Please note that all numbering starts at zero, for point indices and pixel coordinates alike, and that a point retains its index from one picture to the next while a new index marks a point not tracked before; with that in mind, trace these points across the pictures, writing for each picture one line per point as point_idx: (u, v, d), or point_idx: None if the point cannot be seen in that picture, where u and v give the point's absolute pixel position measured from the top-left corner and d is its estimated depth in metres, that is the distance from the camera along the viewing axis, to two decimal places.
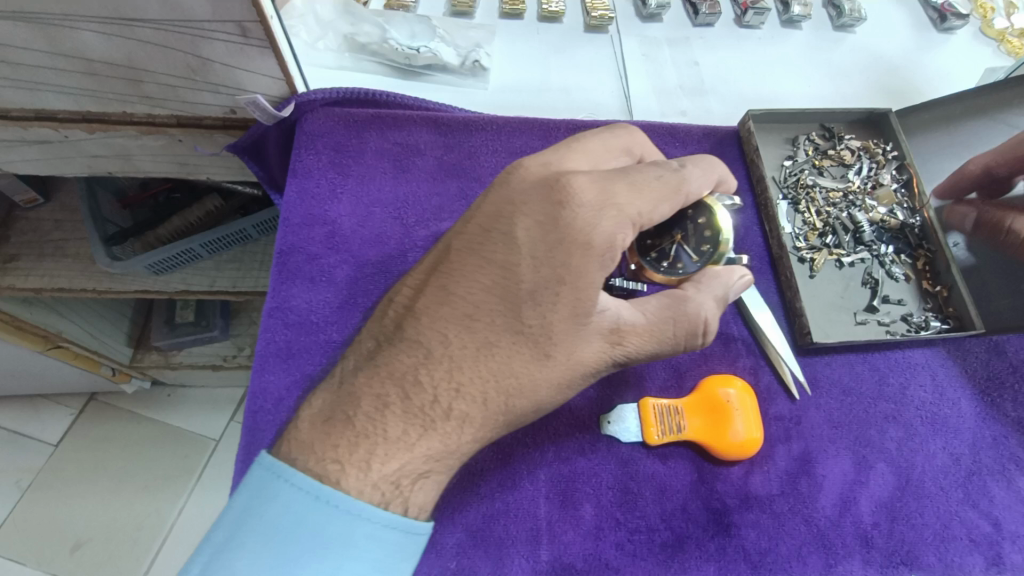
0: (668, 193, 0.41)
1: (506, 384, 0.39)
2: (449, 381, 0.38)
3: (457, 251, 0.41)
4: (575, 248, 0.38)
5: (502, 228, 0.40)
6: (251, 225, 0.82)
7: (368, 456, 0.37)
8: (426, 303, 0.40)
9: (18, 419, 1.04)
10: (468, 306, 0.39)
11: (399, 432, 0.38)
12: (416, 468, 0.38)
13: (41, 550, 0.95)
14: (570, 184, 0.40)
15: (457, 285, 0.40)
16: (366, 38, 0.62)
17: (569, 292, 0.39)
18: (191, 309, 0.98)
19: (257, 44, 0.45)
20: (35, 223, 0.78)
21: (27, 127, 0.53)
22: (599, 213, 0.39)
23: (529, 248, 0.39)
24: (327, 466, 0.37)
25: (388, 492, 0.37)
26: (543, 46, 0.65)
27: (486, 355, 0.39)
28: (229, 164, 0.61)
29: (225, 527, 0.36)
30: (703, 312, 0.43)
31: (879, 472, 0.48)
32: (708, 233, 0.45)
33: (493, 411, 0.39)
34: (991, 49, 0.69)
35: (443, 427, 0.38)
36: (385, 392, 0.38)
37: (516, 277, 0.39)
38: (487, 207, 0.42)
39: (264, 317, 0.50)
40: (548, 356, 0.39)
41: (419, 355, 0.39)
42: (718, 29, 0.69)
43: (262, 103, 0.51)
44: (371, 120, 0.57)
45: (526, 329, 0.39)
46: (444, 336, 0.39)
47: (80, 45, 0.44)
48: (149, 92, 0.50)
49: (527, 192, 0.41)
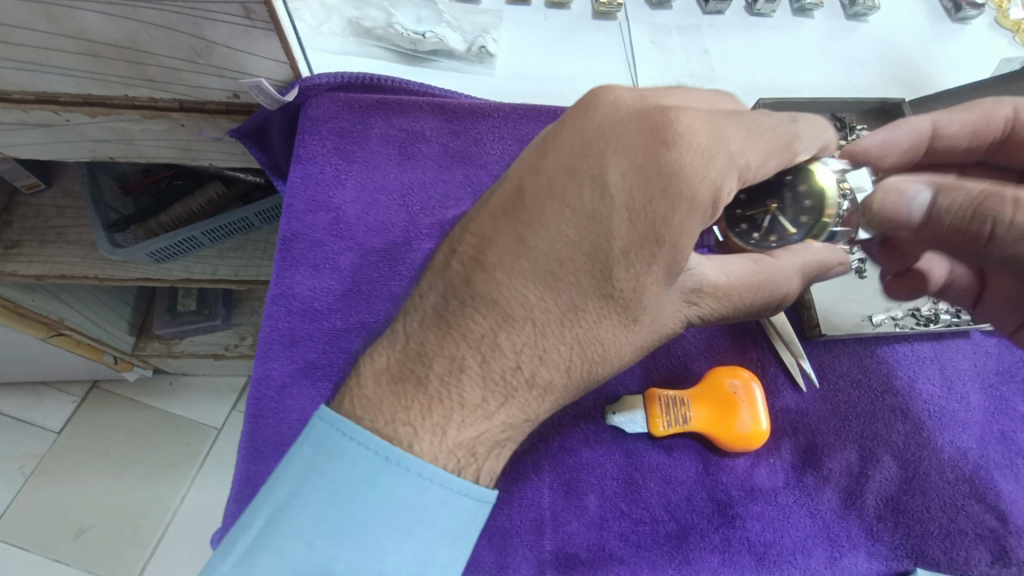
0: (779, 146, 0.39)
1: (590, 350, 0.38)
2: (532, 348, 0.38)
3: (534, 195, 0.38)
4: (679, 200, 0.36)
5: (591, 169, 0.37)
6: (254, 214, 0.81)
7: (443, 422, 0.36)
8: (499, 258, 0.38)
9: (20, 406, 1.04)
10: (552, 262, 0.37)
11: (476, 399, 0.37)
12: (492, 436, 0.38)
13: (44, 536, 0.95)
14: (678, 121, 0.37)
15: (536, 237, 0.37)
16: (371, 22, 0.61)
17: (666, 252, 0.36)
18: (193, 298, 0.97)
19: (261, 26, 0.44)
20: (37, 209, 0.78)
21: (28, 110, 0.52)
22: (709, 160, 0.36)
23: (625, 198, 0.36)
24: (397, 428, 0.36)
25: (462, 458, 0.37)
26: (551, 33, 0.65)
27: (572, 322, 0.38)
28: (232, 150, 0.60)
29: (290, 480, 0.35)
30: (792, 278, 0.42)
31: (886, 465, 0.47)
32: (807, 203, 0.41)
33: (575, 379, 0.39)
34: (1006, 40, 0.68)
35: (520, 396, 0.38)
36: (461, 355, 0.37)
37: (608, 232, 0.36)
38: (569, 139, 0.38)
39: (268, 304, 0.49)
40: (634, 321, 0.39)
41: (496, 318, 0.37)
42: (729, 17, 0.68)
43: (266, 88, 0.50)
44: (376, 106, 0.56)
45: (614, 293, 0.37)
46: (523, 297, 0.37)
47: (81, 26, 0.43)
48: (151, 75, 0.49)
49: (619, 124, 0.37)
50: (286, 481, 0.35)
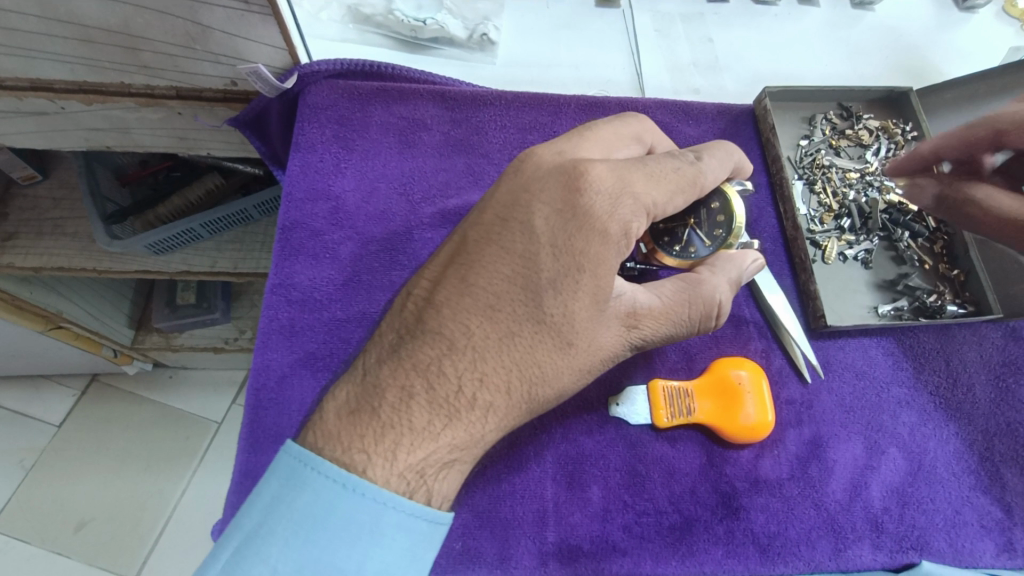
0: (684, 183, 0.41)
1: (529, 373, 0.38)
2: (472, 371, 0.37)
3: (475, 242, 0.40)
4: (593, 234, 0.38)
5: (519, 216, 0.39)
6: (253, 206, 0.80)
7: (394, 447, 0.35)
8: (446, 294, 0.39)
9: (20, 399, 1.03)
10: (489, 295, 0.38)
11: (424, 422, 0.36)
12: (440, 458, 0.36)
13: (45, 529, 0.95)
14: (589, 171, 0.39)
15: (478, 275, 0.39)
16: (371, 9, 0.60)
17: (589, 278, 0.38)
18: (192, 291, 0.96)
19: (259, 11, 0.44)
20: (34, 200, 0.77)
21: (22, 98, 0.51)
22: (616, 202, 0.39)
23: (549, 236, 0.38)
24: (354, 455, 0.35)
25: (413, 481, 0.36)
26: (553, 20, 0.64)
27: (509, 348, 0.38)
28: (230, 139, 0.59)
29: (254, 513, 0.34)
30: (719, 293, 0.43)
31: (891, 457, 0.47)
32: (722, 217, 0.44)
33: (517, 401, 0.38)
34: (1013, 28, 0.67)
35: (467, 416, 0.37)
36: (410, 383, 0.37)
37: (536, 263, 0.38)
38: (501, 195, 0.41)
39: (266, 294, 0.49)
40: (571, 345, 0.38)
41: (441, 347, 0.37)
42: (733, 5, 0.67)
43: (264, 74, 0.50)
44: (376, 93, 0.55)
45: (548, 319, 0.38)
46: (466, 326, 0.38)
47: (75, 10, 0.42)
48: (147, 61, 0.48)
49: (542, 179, 0.40)
50: (249, 514, 0.34)
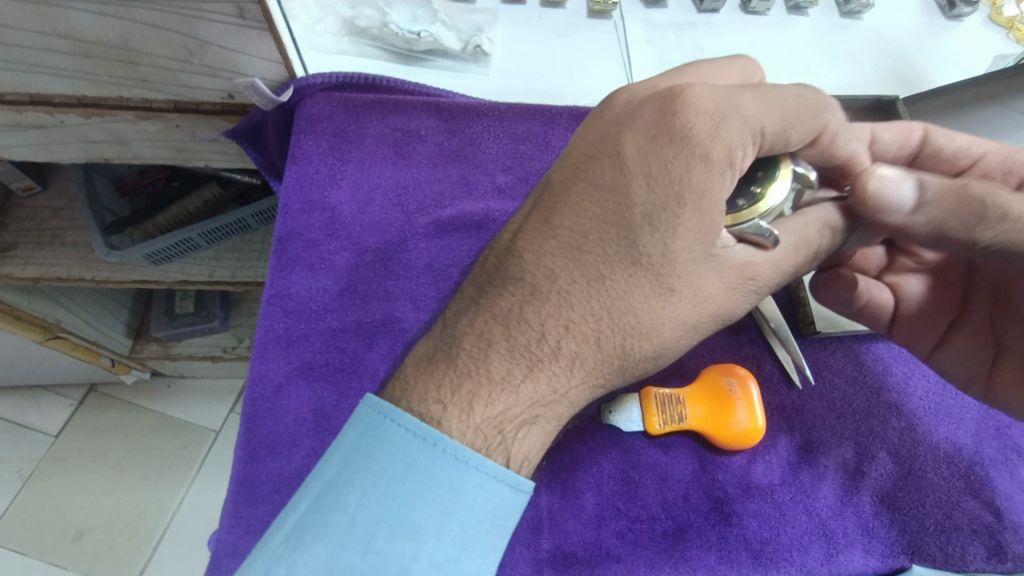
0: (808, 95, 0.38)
1: (623, 320, 0.37)
2: (556, 319, 0.37)
3: (561, 182, 0.39)
4: (692, 160, 0.35)
5: (608, 151, 0.38)
6: (250, 215, 0.81)
7: (471, 397, 0.36)
8: (528, 241, 0.39)
9: (18, 409, 1.04)
10: (576, 237, 0.37)
11: (503, 373, 0.36)
12: (520, 414, 0.36)
13: (42, 540, 0.95)
14: (687, 92, 0.37)
15: (562, 217, 0.38)
16: (366, 21, 0.61)
17: (692, 214, 0.35)
18: (191, 300, 0.97)
19: (255, 26, 0.45)
20: (33, 211, 0.78)
21: (22, 111, 0.52)
22: (719, 123, 0.35)
23: (642, 167, 0.36)
24: (430, 405, 0.36)
25: (490, 437, 0.36)
26: (547, 30, 0.65)
27: (600, 291, 0.37)
28: (228, 150, 0.60)
29: (336, 463, 0.35)
30: (813, 228, 0.40)
31: (881, 461, 0.47)
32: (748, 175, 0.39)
33: (607, 352, 0.37)
34: (1000, 36, 0.68)
35: (551, 367, 0.37)
36: (489, 331, 0.37)
37: (627, 199, 0.36)
38: (593, 134, 0.40)
39: (264, 304, 0.49)
40: (672, 291, 0.37)
41: (524, 292, 0.37)
42: (724, 15, 0.68)
43: (261, 88, 0.50)
44: (372, 105, 0.56)
45: (643, 260, 0.36)
46: (549, 270, 0.37)
47: (75, 26, 0.43)
48: (145, 75, 0.49)
49: (631, 112, 0.38)
50: (331, 463, 0.35)
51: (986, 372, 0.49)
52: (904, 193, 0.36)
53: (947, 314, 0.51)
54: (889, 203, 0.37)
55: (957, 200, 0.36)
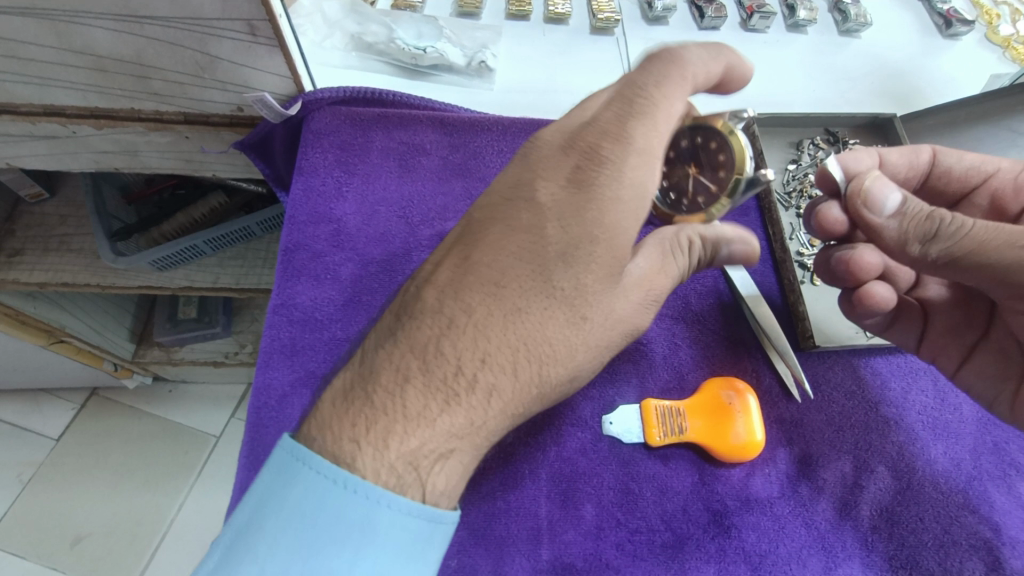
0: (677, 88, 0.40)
1: (538, 350, 0.39)
2: (474, 351, 0.38)
3: (480, 223, 0.41)
4: (604, 203, 0.39)
5: (523, 195, 0.40)
6: (256, 223, 0.82)
7: (387, 434, 0.36)
8: (448, 276, 0.40)
9: (20, 413, 1.04)
10: (495, 274, 0.39)
11: (419, 407, 0.37)
12: (438, 446, 0.37)
13: (41, 545, 0.95)
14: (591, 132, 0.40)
15: (483, 256, 0.40)
16: (373, 37, 0.62)
17: (604, 250, 0.39)
18: (194, 305, 0.97)
19: (266, 43, 0.46)
20: (40, 218, 0.79)
21: (35, 122, 0.53)
22: (622, 154, 0.39)
23: (555, 212, 0.39)
24: (344, 445, 0.36)
25: (405, 474, 0.36)
26: (550, 46, 0.66)
27: (515, 323, 0.39)
28: (236, 161, 0.61)
29: (250, 507, 0.36)
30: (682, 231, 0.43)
31: (879, 475, 0.48)
32: (721, 159, 0.41)
33: (525, 382, 0.39)
34: (996, 55, 0.70)
35: (468, 398, 0.38)
36: (405, 364, 0.38)
37: (543, 237, 0.39)
38: (508, 177, 0.42)
39: (269, 314, 0.50)
40: (584, 319, 0.39)
41: (441, 324, 0.39)
42: (724, 32, 0.69)
43: (270, 102, 0.51)
44: (378, 119, 0.57)
45: (557, 293, 0.39)
46: (468, 305, 0.39)
47: (90, 42, 0.44)
48: (157, 89, 0.50)
49: (547, 156, 0.41)
50: (243, 508, 0.36)
51: (1012, 391, 0.48)
52: (890, 201, 0.41)
53: (973, 333, 0.52)
54: (874, 206, 0.41)
55: (927, 217, 0.39)
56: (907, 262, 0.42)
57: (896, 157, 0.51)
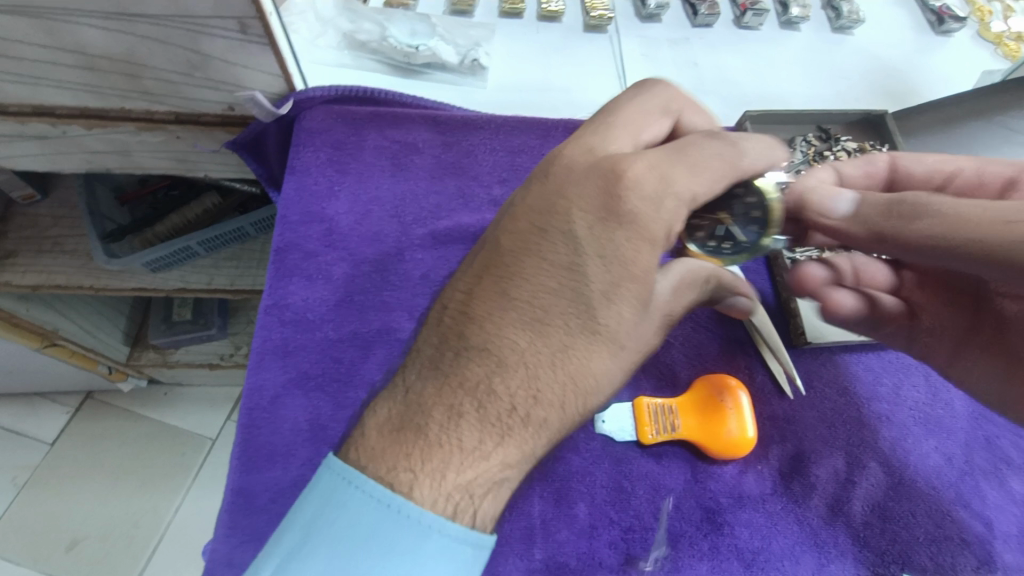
0: (723, 167, 0.41)
1: (585, 384, 0.39)
2: (527, 388, 0.38)
3: (511, 251, 0.40)
4: (641, 241, 0.39)
5: (558, 225, 0.40)
6: (249, 224, 0.82)
7: (443, 466, 0.36)
8: (486, 309, 0.39)
9: (14, 416, 1.04)
10: (536, 308, 0.39)
11: (473, 442, 0.37)
12: (491, 477, 0.37)
13: (36, 549, 0.94)
14: (626, 171, 0.39)
15: (519, 287, 0.39)
16: (366, 35, 0.62)
17: (638, 286, 0.39)
18: (188, 307, 0.97)
19: (257, 41, 0.45)
20: (33, 219, 0.79)
21: (26, 122, 0.53)
22: (655, 205, 0.39)
23: (591, 246, 0.39)
24: (398, 475, 0.36)
25: (460, 501, 0.36)
26: (544, 44, 0.66)
27: (563, 360, 0.38)
28: (228, 161, 0.61)
29: (297, 530, 0.35)
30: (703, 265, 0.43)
31: (872, 471, 0.48)
32: (756, 216, 0.43)
33: (571, 414, 0.39)
34: (988, 52, 0.70)
35: (521, 434, 0.37)
36: (459, 402, 0.37)
37: (583, 275, 0.39)
38: (532, 202, 0.41)
39: (261, 314, 0.50)
40: (623, 347, 0.39)
41: (490, 364, 0.38)
42: (718, 29, 0.69)
43: (261, 100, 0.51)
44: (370, 118, 0.57)
45: (601, 328, 0.39)
46: (513, 341, 0.38)
47: (79, 41, 0.44)
48: (148, 88, 0.50)
49: (578, 183, 0.40)
50: (292, 530, 0.36)
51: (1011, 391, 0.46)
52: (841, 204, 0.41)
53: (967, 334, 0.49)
54: (827, 210, 0.42)
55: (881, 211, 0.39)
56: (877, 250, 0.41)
57: (851, 170, 0.51)
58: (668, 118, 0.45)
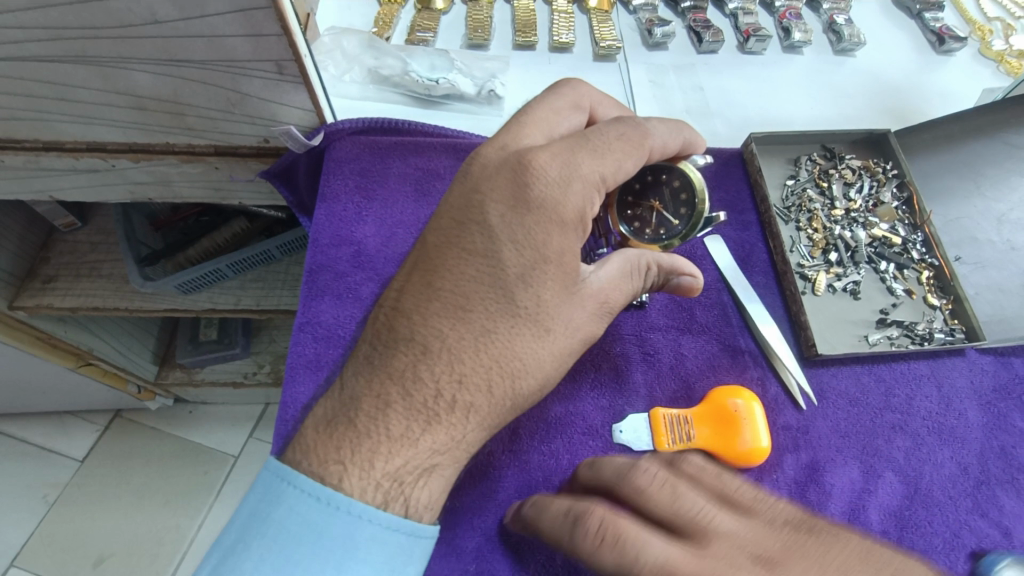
0: (632, 151, 0.45)
1: (510, 366, 0.41)
2: (450, 374, 0.40)
3: (436, 246, 0.44)
4: (552, 225, 0.42)
5: (474, 218, 0.43)
6: (275, 246, 0.86)
7: (371, 455, 0.39)
8: (413, 303, 0.42)
9: (47, 436, 1.08)
10: (459, 297, 0.42)
11: (402, 429, 0.39)
12: (421, 463, 0.40)
13: (66, 565, 0.97)
14: (534, 162, 0.43)
15: (444, 279, 0.42)
16: (389, 70, 0.66)
17: (555, 268, 0.42)
18: (214, 327, 1.01)
19: (292, 80, 0.49)
20: (73, 246, 0.84)
21: (78, 157, 0.58)
22: (566, 188, 0.42)
23: (506, 234, 0.42)
24: (329, 467, 0.38)
25: (389, 490, 0.39)
26: (555, 73, 0.70)
27: (487, 344, 0.41)
28: (261, 189, 0.65)
29: (235, 530, 0.38)
30: (638, 254, 0.46)
31: (887, 480, 0.49)
32: (684, 198, 0.49)
33: (499, 396, 0.41)
34: (991, 69, 0.72)
35: (446, 420, 0.40)
36: (386, 392, 0.40)
37: (501, 263, 0.42)
38: (456, 201, 0.44)
39: (294, 331, 0.53)
40: (548, 331, 0.42)
41: (416, 352, 0.41)
42: (722, 55, 0.72)
43: (295, 134, 0.55)
44: (394, 147, 0.61)
45: (521, 311, 0.42)
46: (438, 330, 0.41)
47: (132, 84, 0.49)
48: (190, 124, 0.54)
49: (488, 178, 0.44)
50: (232, 529, 0.38)
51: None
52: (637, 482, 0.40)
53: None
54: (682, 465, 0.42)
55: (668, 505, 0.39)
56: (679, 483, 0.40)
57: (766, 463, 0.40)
58: (580, 112, 0.49)
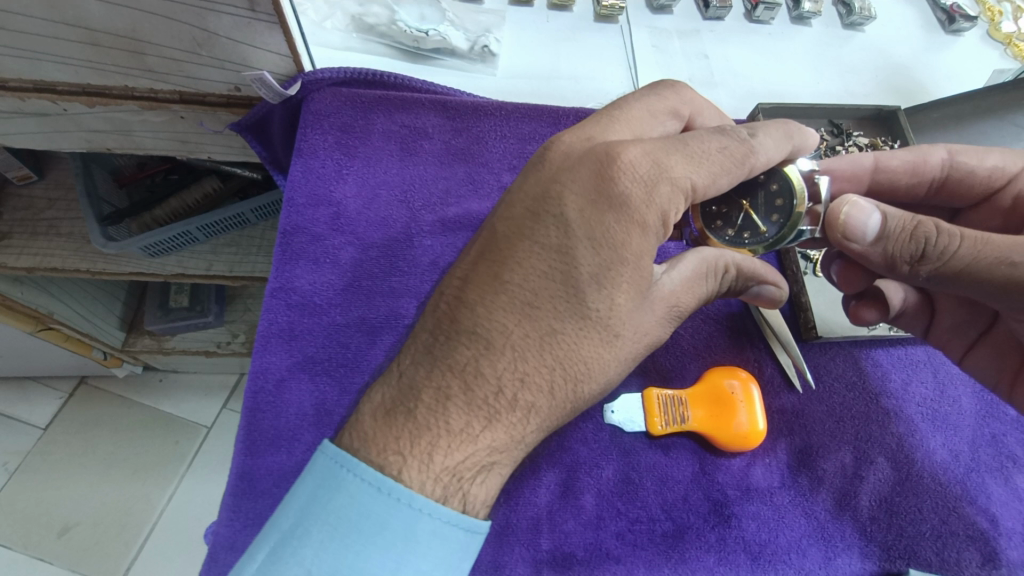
0: (731, 163, 0.40)
1: (575, 369, 0.39)
2: (513, 371, 0.38)
3: (507, 236, 0.40)
4: (632, 225, 0.38)
5: (551, 210, 0.39)
6: (251, 209, 0.80)
7: (431, 448, 0.36)
8: (478, 294, 0.39)
9: (7, 402, 1.02)
10: (526, 293, 0.38)
11: (462, 424, 0.37)
12: (480, 460, 0.37)
13: (28, 534, 0.93)
14: (621, 157, 0.39)
15: (513, 273, 0.39)
16: (375, 18, 0.61)
17: (631, 272, 0.39)
18: (185, 293, 0.95)
19: (266, 19, 0.44)
20: (28, 200, 0.77)
21: (24, 98, 0.52)
22: (653, 189, 0.38)
23: (585, 231, 0.38)
24: (389, 457, 0.36)
25: (449, 484, 0.36)
26: (552, 34, 0.65)
27: (552, 345, 0.38)
28: (232, 144, 0.60)
29: (291, 514, 0.35)
30: (715, 254, 0.43)
31: (879, 466, 0.48)
32: (779, 203, 0.43)
33: (561, 399, 0.39)
34: (998, 52, 0.70)
35: (509, 416, 0.38)
36: (447, 383, 0.37)
37: (574, 261, 0.38)
38: (531, 189, 0.41)
39: (266, 298, 0.49)
40: (616, 336, 0.39)
41: (478, 346, 0.38)
42: (728, 23, 0.68)
43: (269, 80, 0.50)
44: (378, 102, 0.56)
45: (591, 314, 0.38)
46: (502, 324, 0.38)
47: (82, 15, 0.43)
48: (151, 66, 0.49)
49: (571, 169, 0.40)
50: (288, 512, 0.35)
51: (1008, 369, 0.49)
52: (868, 225, 0.39)
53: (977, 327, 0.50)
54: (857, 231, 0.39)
55: (912, 237, 0.38)
56: (898, 278, 0.41)
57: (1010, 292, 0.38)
58: (677, 121, 0.46)
